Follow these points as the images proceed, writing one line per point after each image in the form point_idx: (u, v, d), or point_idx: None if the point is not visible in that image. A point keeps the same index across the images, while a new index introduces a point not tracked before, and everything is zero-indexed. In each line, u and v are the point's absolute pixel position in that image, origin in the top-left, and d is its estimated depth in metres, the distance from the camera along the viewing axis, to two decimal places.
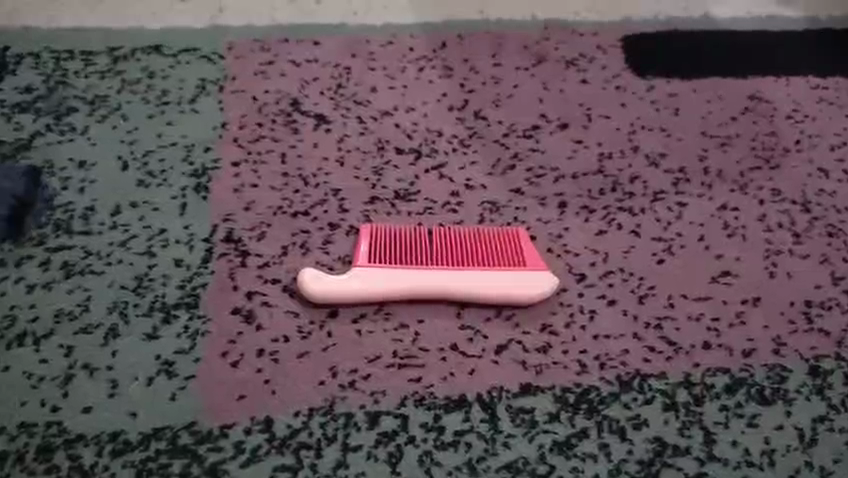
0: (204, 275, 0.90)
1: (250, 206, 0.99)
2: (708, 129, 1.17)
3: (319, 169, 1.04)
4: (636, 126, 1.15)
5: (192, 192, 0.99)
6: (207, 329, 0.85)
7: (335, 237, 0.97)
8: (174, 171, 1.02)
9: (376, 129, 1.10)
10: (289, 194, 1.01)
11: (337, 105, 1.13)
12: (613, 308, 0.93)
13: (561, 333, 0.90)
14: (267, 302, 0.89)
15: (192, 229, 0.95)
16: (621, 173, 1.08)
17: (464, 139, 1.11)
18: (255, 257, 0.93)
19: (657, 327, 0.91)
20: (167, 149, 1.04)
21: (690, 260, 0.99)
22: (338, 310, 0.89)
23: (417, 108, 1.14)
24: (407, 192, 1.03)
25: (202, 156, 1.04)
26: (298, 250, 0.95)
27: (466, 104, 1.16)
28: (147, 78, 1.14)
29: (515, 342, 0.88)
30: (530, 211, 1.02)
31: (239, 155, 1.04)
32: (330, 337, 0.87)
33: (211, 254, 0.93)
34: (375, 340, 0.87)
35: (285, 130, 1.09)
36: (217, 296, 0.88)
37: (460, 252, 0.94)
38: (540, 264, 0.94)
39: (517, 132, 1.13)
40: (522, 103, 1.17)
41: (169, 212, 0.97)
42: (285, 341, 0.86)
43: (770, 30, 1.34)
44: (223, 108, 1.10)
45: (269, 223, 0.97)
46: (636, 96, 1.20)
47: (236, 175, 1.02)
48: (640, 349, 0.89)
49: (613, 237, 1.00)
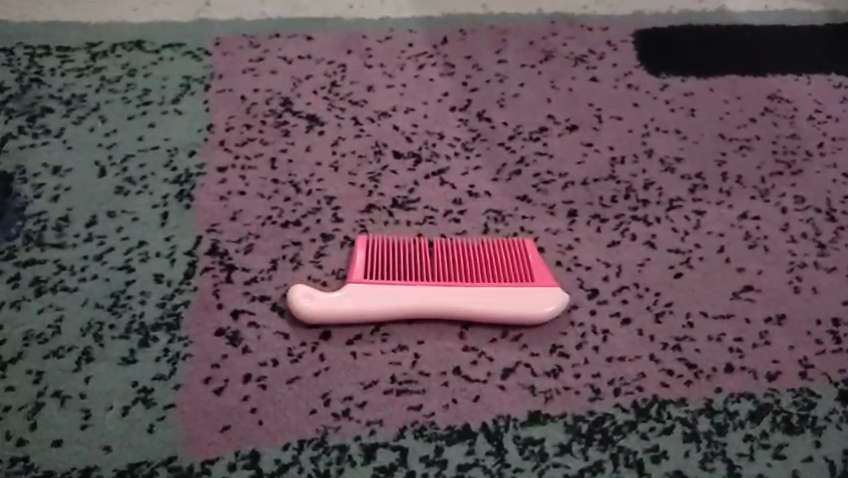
0: (185, 292, 0.84)
1: (237, 215, 0.92)
2: (726, 131, 1.10)
3: (312, 175, 0.97)
4: (650, 128, 1.09)
5: (174, 200, 0.92)
6: (189, 352, 0.79)
7: (328, 249, 0.90)
8: (155, 177, 0.95)
9: (372, 131, 1.03)
10: (280, 201, 0.94)
11: (332, 104, 1.06)
12: (629, 327, 0.86)
13: (573, 355, 0.83)
14: (254, 322, 0.82)
15: (174, 241, 0.88)
16: (634, 179, 1.01)
17: (466, 141, 1.04)
18: (242, 272, 0.86)
19: (675, 348, 0.85)
20: (148, 153, 0.97)
21: (709, 274, 0.92)
22: (331, 331, 0.82)
23: (417, 108, 1.07)
24: (405, 199, 0.96)
25: (186, 160, 0.97)
26: (289, 263, 0.88)
27: (469, 104, 1.09)
28: (128, 77, 1.07)
29: (523, 365, 0.82)
30: (537, 220, 0.96)
31: (226, 159, 0.97)
32: (323, 361, 0.80)
33: (194, 269, 0.86)
34: (372, 363, 0.80)
35: (275, 132, 1.02)
36: (200, 316, 0.82)
37: (462, 266, 0.88)
38: (549, 278, 0.87)
39: (523, 134, 1.06)
40: (529, 103, 1.10)
41: (150, 223, 0.90)
42: (274, 365, 0.79)
43: (789, 25, 1.27)
44: (209, 108, 1.03)
45: (257, 234, 0.90)
46: (649, 95, 1.13)
47: (222, 181, 0.95)
48: (657, 373, 0.83)
49: (627, 248, 0.93)
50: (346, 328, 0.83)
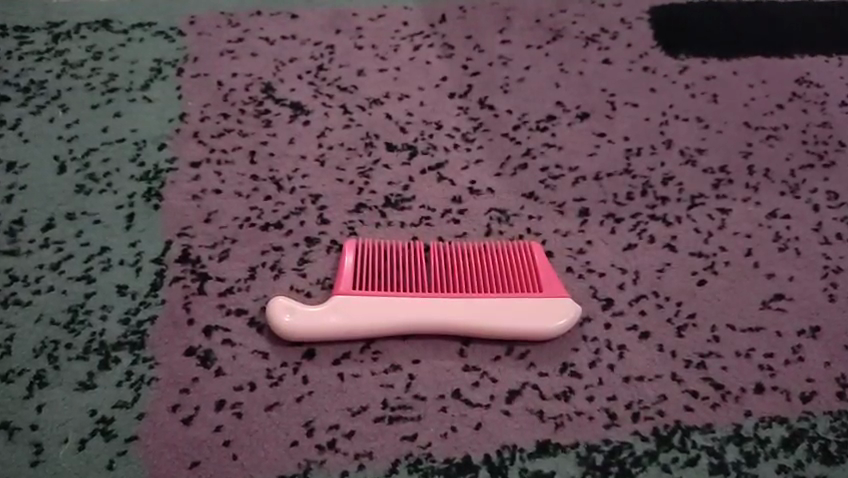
0: (152, 306, 0.75)
1: (210, 216, 0.82)
2: (751, 119, 1.00)
3: (295, 170, 0.88)
4: (668, 116, 0.99)
5: (141, 201, 0.83)
6: (154, 376, 0.70)
7: (313, 255, 0.81)
8: (120, 174, 0.85)
9: (363, 121, 0.94)
10: (259, 201, 0.84)
11: (318, 91, 0.96)
12: (647, 342, 0.77)
13: (586, 375, 0.74)
14: (229, 340, 0.73)
15: (140, 248, 0.79)
16: (652, 173, 0.92)
17: (467, 132, 0.94)
18: (216, 282, 0.77)
19: (700, 366, 0.76)
20: (113, 147, 0.88)
21: (736, 281, 0.83)
22: (316, 349, 0.73)
23: (412, 95, 0.97)
24: (399, 198, 0.87)
25: (155, 155, 0.87)
26: (269, 271, 0.79)
27: (470, 90, 0.99)
28: (92, 60, 0.97)
29: (530, 386, 0.73)
30: (545, 220, 0.86)
31: (200, 153, 0.88)
32: (306, 384, 0.71)
33: (162, 279, 0.77)
34: (361, 386, 0.72)
35: (255, 121, 0.92)
36: (169, 333, 0.73)
37: (462, 274, 0.78)
38: (559, 288, 0.78)
39: (529, 124, 0.96)
40: (535, 88, 1.00)
41: (113, 227, 0.81)
42: (251, 389, 0.70)
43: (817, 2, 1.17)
44: (182, 95, 0.94)
45: (234, 238, 0.81)
46: (666, 79, 1.04)
47: (195, 178, 0.85)
48: (679, 395, 0.74)
49: (645, 252, 0.84)
50: (333, 346, 0.74)
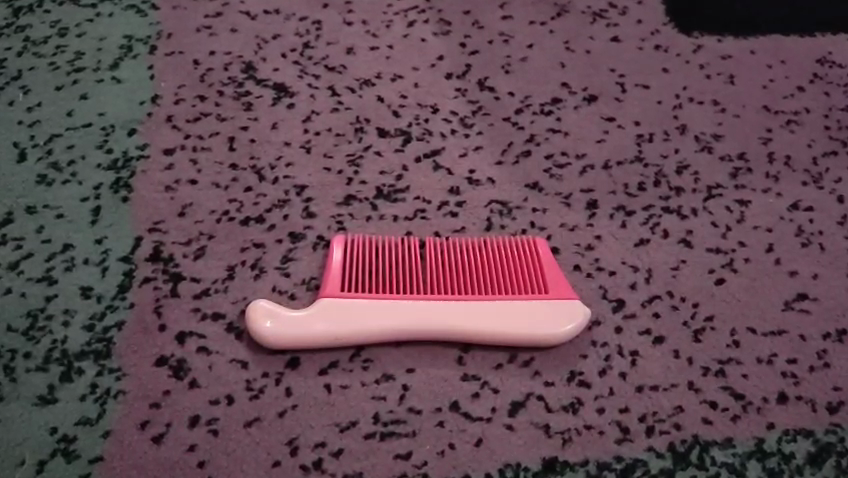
0: (119, 311, 0.68)
1: (184, 209, 0.75)
2: (770, 102, 0.93)
3: (278, 158, 0.80)
4: (682, 98, 0.92)
5: (108, 192, 0.76)
6: (122, 389, 0.64)
7: (298, 252, 0.74)
8: (86, 163, 0.78)
9: (353, 104, 0.86)
10: (239, 192, 0.77)
11: (304, 71, 0.89)
12: (662, 348, 0.71)
13: (595, 384, 0.68)
14: (205, 348, 0.67)
15: (107, 245, 0.72)
16: (665, 161, 0.85)
17: (465, 116, 0.87)
18: (191, 283, 0.70)
19: (718, 374, 0.70)
20: (78, 133, 0.80)
21: (756, 280, 0.77)
22: (300, 358, 0.67)
23: (406, 75, 0.90)
24: (392, 189, 0.80)
25: (124, 141, 0.80)
26: (249, 270, 0.72)
27: (468, 70, 0.91)
28: (57, 37, 0.89)
29: (535, 398, 0.67)
30: (551, 213, 0.80)
31: (174, 139, 0.80)
32: (289, 397, 0.65)
33: (131, 280, 0.70)
34: (350, 398, 0.65)
35: (235, 104, 0.84)
36: (137, 341, 0.66)
37: (460, 273, 0.72)
38: (566, 288, 0.71)
39: (532, 107, 0.89)
40: (539, 69, 0.92)
41: (78, 222, 0.74)
42: (228, 404, 0.64)
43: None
44: (155, 76, 0.86)
45: (211, 234, 0.74)
46: (679, 59, 0.96)
47: (168, 167, 0.78)
48: (696, 406, 0.68)
49: (659, 248, 0.78)
50: (319, 354, 0.67)
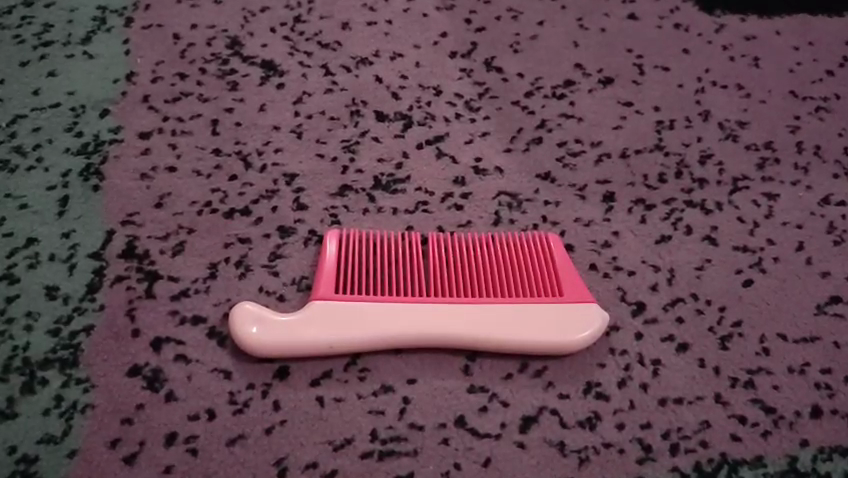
0: (88, 313, 0.61)
1: (161, 200, 0.68)
2: (798, 88, 0.87)
3: (266, 144, 0.73)
4: (704, 82, 0.85)
5: (77, 180, 0.69)
6: (89, 402, 0.57)
7: (288, 249, 0.67)
8: (54, 148, 0.71)
9: (348, 84, 0.79)
10: (222, 181, 0.70)
11: (295, 47, 0.81)
12: (686, 356, 0.65)
13: (614, 397, 0.62)
14: (183, 356, 0.60)
15: (75, 239, 0.65)
16: (687, 151, 0.79)
17: (471, 99, 0.80)
18: (168, 283, 0.64)
19: (747, 385, 0.64)
20: (45, 114, 0.73)
21: (786, 282, 0.71)
22: (290, 368, 0.60)
23: (406, 53, 0.82)
24: (391, 178, 0.73)
25: (96, 123, 0.73)
26: (234, 269, 0.65)
27: (474, 48, 0.84)
28: (23, 8, 0.81)
29: (548, 412, 0.61)
30: (564, 206, 0.73)
31: (151, 122, 0.73)
32: (277, 411, 0.58)
33: (101, 279, 0.63)
34: (345, 413, 0.59)
35: (219, 83, 0.77)
36: (108, 348, 0.60)
37: (465, 273, 0.65)
38: (582, 290, 0.65)
39: (543, 90, 0.82)
40: (550, 48, 0.85)
41: (43, 214, 0.66)
42: (209, 419, 0.57)
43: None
44: (130, 51, 0.78)
45: (191, 228, 0.67)
46: (701, 39, 0.89)
47: (144, 152, 0.71)
48: (724, 422, 0.62)
49: (681, 245, 0.72)
50: (310, 363, 0.61)
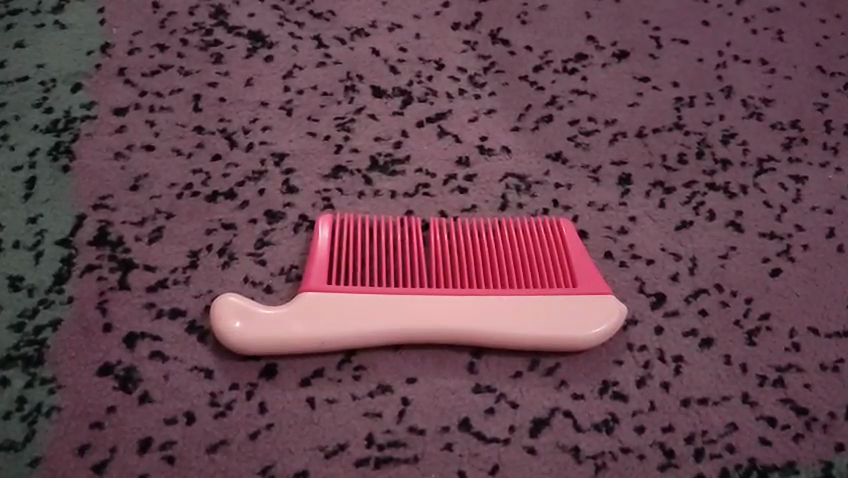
0: (55, 306, 0.56)
1: (138, 182, 0.62)
2: (826, 63, 0.80)
3: (254, 121, 0.67)
4: (725, 56, 0.79)
5: (45, 160, 0.63)
6: (55, 404, 0.52)
7: (277, 235, 0.61)
8: (20, 125, 0.65)
9: (343, 57, 0.73)
10: (205, 162, 0.64)
11: (284, 17, 0.75)
12: (711, 352, 0.60)
13: (633, 397, 0.57)
14: (160, 353, 0.55)
15: (42, 225, 0.59)
16: (708, 130, 0.73)
17: (475, 73, 0.74)
18: (144, 272, 0.58)
19: (777, 384, 0.59)
20: (11, 88, 0.67)
21: (818, 271, 0.65)
22: (278, 366, 0.55)
23: (406, 24, 0.76)
24: (389, 158, 0.67)
25: (67, 98, 0.67)
26: (217, 257, 0.60)
27: (479, 19, 0.78)
28: None
29: (561, 414, 0.56)
30: (577, 189, 0.67)
31: (127, 97, 0.67)
32: (264, 414, 0.53)
33: (70, 268, 0.57)
34: (338, 416, 0.54)
35: (202, 56, 0.71)
36: (77, 344, 0.54)
37: (470, 262, 0.59)
38: (597, 281, 0.59)
39: (553, 64, 0.76)
40: (561, 19, 0.79)
41: (7, 197, 0.61)
42: (188, 423, 0.52)
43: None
44: (106, 21, 0.72)
45: (170, 213, 0.61)
46: (721, 11, 0.83)
47: (119, 129, 0.65)
48: (753, 424, 0.57)
49: (703, 232, 0.66)
50: (300, 361, 0.56)
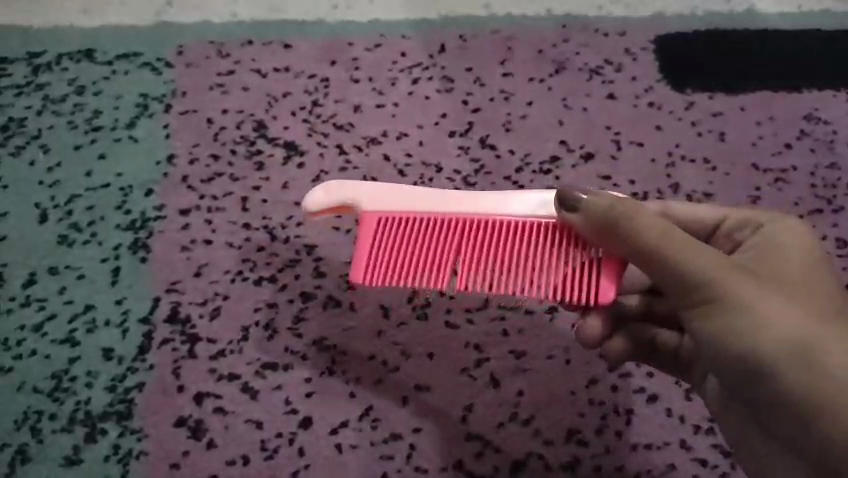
0: (139, 372, 0.72)
1: (200, 270, 0.79)
2: (759, 160, 0.95)
3: (290, 218, 0.84)
4: (675, 156, 0.95)
5: (127, 253, 0.79)
6: (143, 449, 0.68)
7: (309, 312, 0.77)
8: (105, 223, 0.82)
9: (360, 163, 0.90)
10: (252, 252, 0.81)
11: (313, 128, 0.92)
12: (656, 407, 0.74)
13: (592, 443, 0.72)
14: (221, 408, 0.71)
15: (127, 305, 0.76)
16: None
17: (468, 175, 0.91)
18: (207, 344, 0.74)
19: (709, 431, 0.73)
20: (97, 193, 0.84)
21: None
22: (312, 418, 0.71)
23: (410, 133, 0.93)
24: None
25: (141, 201, 0.83)
26: (262, 332, 0.75)
27: (471, 127, 0.95)
28: (75, 95, 0.92)
29: (535, 457, 0.71)
30: None
31: (189, 200, 0.84)
32: (302, 457, 0.69)
33: (150, 341, 0.74)
34: (359, 458, 0.69)
35: (247, 164, 0.88)
36: (158, 402, 0.71)
37: (521, 286, 0.62)
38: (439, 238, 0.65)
39: (531, 165, 0.93)
40: (538, 127, 0.96)
41: (98, 284, 0.77)
42: (244, 464, 0.68)
43: (835, 13, 1.10)
44: (170, 135, 0.89)
45: (226, 294, 0.77)
46: (671, 115, 0.98)
47: (184, 227, 0.82)
48: (687, 465, 0.72)
49: None
50: (330, 413, 0.71)
